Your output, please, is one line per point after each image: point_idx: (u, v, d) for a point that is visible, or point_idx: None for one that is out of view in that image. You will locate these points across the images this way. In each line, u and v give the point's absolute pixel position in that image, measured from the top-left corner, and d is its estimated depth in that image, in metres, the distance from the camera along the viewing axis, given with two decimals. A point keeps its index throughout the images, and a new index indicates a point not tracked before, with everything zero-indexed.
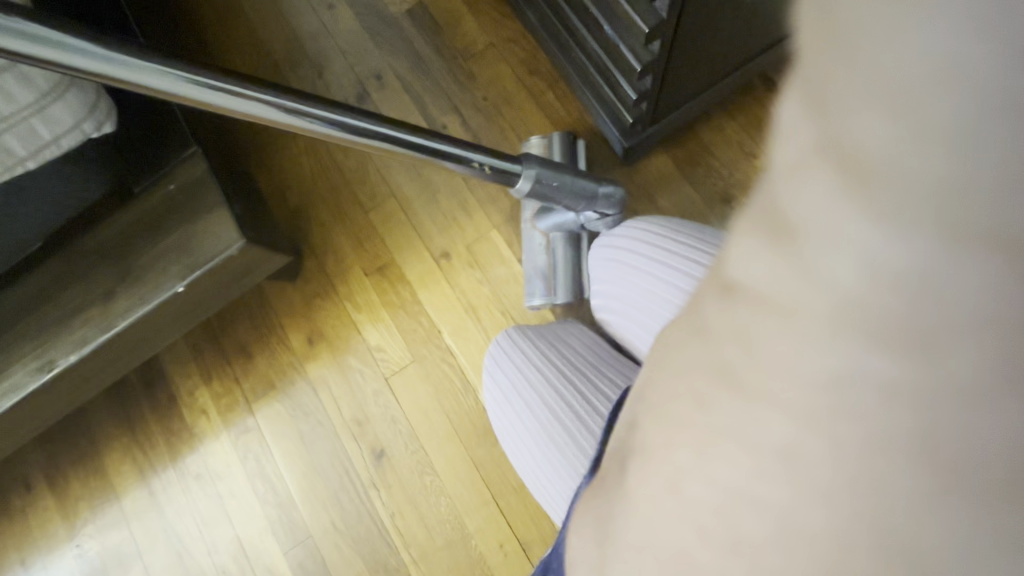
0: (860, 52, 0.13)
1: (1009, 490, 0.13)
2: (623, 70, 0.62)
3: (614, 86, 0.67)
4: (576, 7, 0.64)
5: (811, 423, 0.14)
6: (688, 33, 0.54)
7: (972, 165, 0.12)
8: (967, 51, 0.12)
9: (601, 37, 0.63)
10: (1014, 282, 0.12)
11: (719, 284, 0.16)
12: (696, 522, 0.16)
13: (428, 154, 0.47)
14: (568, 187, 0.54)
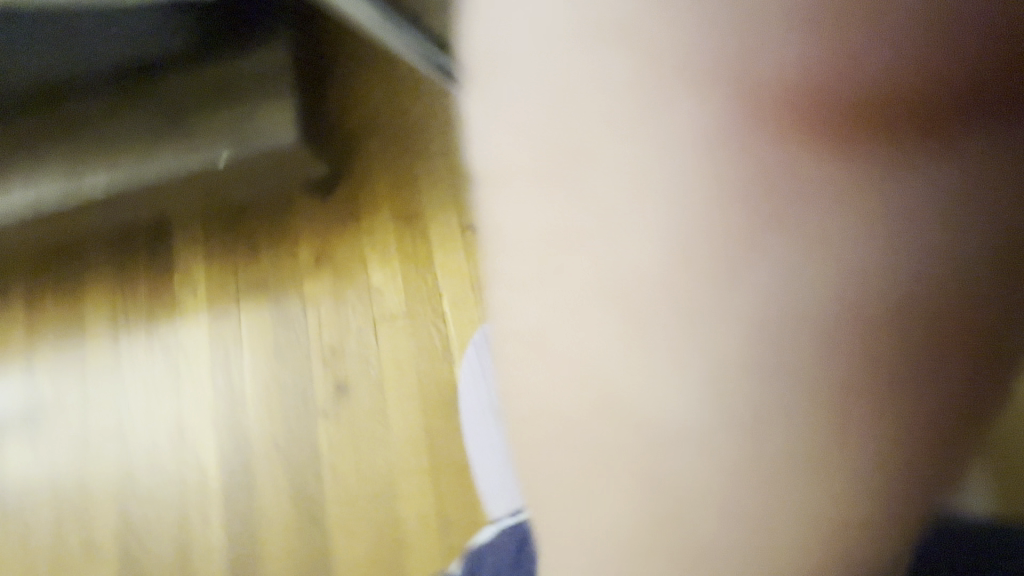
0: (661, 79, 0.22)
1: (740, 375, 0.20)
2: None
3: None
4: None
5: (614, 312, 0.21)
6: None
7: (729, 159, 0.21)
8: (728, 89, 0.22)
9: None
10: (746, 238, 0.21)
11: (560, 215, 0.23)
12: (544, 399, 0.23)
13: None
14: None
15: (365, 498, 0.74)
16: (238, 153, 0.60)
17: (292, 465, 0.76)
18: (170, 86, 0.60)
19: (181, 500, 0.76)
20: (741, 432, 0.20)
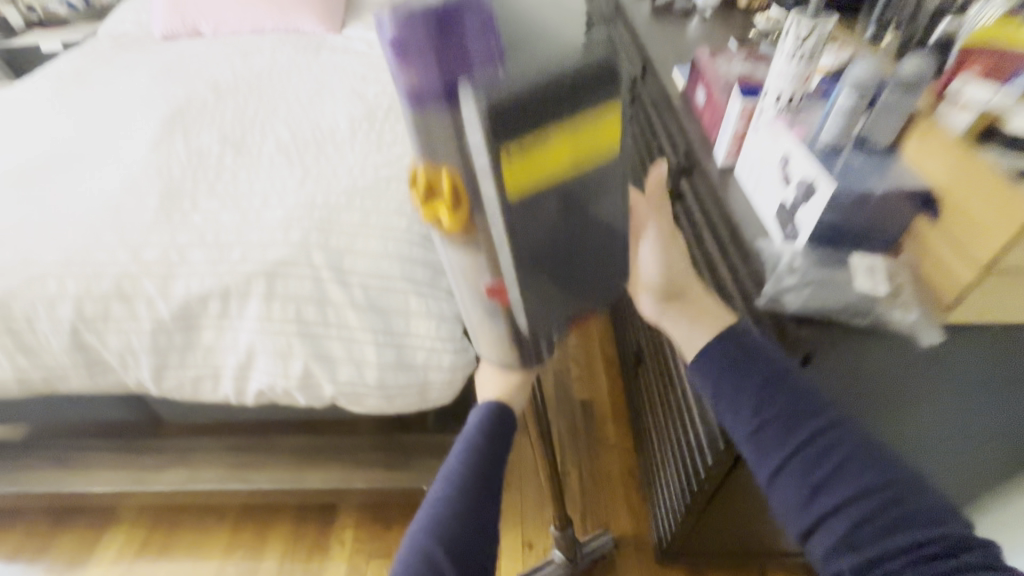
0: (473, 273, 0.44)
1: (276, 313, 0.90)
2: (664, 511, 1.11)
3: (657, 514, 1.16)
4: (654, 461, 1.19)
5: (319, 323, 0.91)
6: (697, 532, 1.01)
7: (309, 303, 0.91)
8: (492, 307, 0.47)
9: (660, 485, 1.15)
10: (312, 312, 0.91)
11: (323, 329, 0.91)
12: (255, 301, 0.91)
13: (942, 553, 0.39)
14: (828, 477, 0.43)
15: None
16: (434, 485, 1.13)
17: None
18: (406, 442, 1.18)
19: None
20: (290, 321, 0.91)
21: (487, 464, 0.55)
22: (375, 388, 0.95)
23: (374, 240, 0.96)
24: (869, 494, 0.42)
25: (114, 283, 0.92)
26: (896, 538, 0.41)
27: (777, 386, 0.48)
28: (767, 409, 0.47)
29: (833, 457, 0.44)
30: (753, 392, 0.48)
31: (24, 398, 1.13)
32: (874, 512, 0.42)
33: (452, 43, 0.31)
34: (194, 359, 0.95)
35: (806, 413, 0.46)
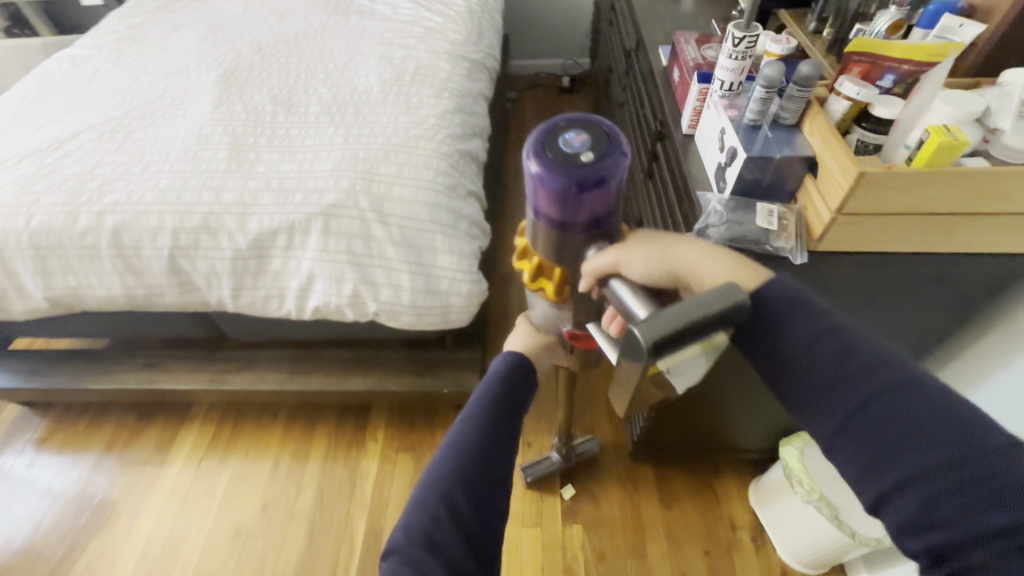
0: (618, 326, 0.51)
1: (331, 245, 1.13)
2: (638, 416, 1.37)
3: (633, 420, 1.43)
4: None
5: (365, 254, 1.14)
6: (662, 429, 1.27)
7: (357, 238, 1.14)
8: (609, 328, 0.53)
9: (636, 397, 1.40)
10: (359, 246, 1.14)
11: (368, 259, 1.14)
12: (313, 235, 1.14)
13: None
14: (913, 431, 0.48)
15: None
16: (453, 390, 1.39)
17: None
18: (428, 358, 1.44)
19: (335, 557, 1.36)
20: (342, 252, 1.14)
21: (502, 422, 0.64)
22: (409, 307, 1.19)
23: (408, 189, 1.17)
24: (935, 448, 0.47)
25: (202, 219, 1.15)
26: (971, 490, 0.45)
27: (834, 340, 0.52)
28: (824, 373, 0.51)
29: (910, 402, 0.49)
30: (812, 334, 0.53)
31: (121, 313, 1.40)
32: (941, 467, 0.46)
33: (582, 199, 0.46)
34: (265, 281, 1.19)
35: (864, 373, 0.50)
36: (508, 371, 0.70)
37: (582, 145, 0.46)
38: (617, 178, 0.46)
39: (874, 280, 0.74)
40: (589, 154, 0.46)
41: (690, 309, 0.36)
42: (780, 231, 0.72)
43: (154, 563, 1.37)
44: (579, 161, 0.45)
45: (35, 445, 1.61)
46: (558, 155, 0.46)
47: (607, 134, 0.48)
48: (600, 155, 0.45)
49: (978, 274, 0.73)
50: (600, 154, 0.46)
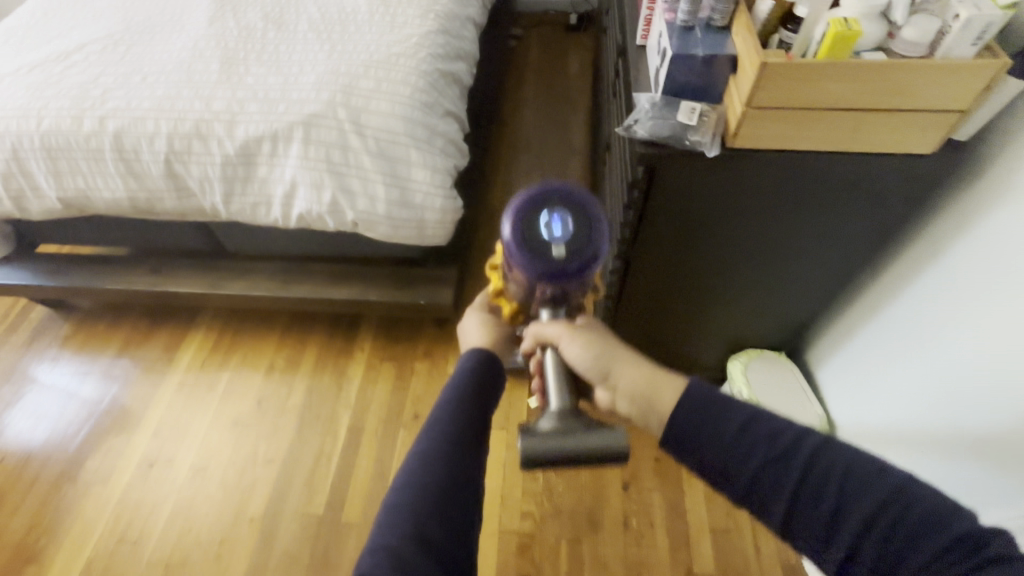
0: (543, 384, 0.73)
1: (310, 154, 1.21)
2: None
3: None
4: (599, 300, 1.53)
5: (342, 163, 1.22)
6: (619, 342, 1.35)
7: (335, 148, 1.21)
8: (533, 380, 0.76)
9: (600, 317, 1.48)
10: (337, 155, 1.22)
11: (345, 168, 1.22)
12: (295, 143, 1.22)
13: (945, 546, 0.52)
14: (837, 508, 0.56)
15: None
16: (430, 301, 1.50)
17: (377, 460, 1.48)
18: (409, 273, 1.55)
19: (319, 448, 1.50)
20: (320, 160, 1.22)
21: (468, 428, 0.65)
22: (385, 217, 1.27)
23: (385, 103, 1.23)
24: (870, 496, 0.55)
25: (193, 127, 1.23)
26: (908, 518, 0.54)
27: (753, 435, 0.59)
28: (761, 468, 0.58)
29: (833, 477, 0.56)
30: (735, 430, 0.60)
31: (129, 220, 1.51)
32: (880, 509, 0.54)
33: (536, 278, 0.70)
34: (253, 189, 1.28)
35: (786, 453, 0.58)
36: (473, 374, 0.72)
37: (559, 236, 0.69)
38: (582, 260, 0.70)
39: (790, 179, 0.80)
40: (557, 248, 0.68)
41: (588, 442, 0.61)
42: (699, 128, 0.77)
43: (162, 444, 1.54)
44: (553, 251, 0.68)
45: (60, 342, 1.78)
46: (540, 236, 0.69)
47: (584, 236, 0.69)
48: (563, 253, 0.68)
49: (888, 178, 0.78)
50: (565, 252, 0.68)
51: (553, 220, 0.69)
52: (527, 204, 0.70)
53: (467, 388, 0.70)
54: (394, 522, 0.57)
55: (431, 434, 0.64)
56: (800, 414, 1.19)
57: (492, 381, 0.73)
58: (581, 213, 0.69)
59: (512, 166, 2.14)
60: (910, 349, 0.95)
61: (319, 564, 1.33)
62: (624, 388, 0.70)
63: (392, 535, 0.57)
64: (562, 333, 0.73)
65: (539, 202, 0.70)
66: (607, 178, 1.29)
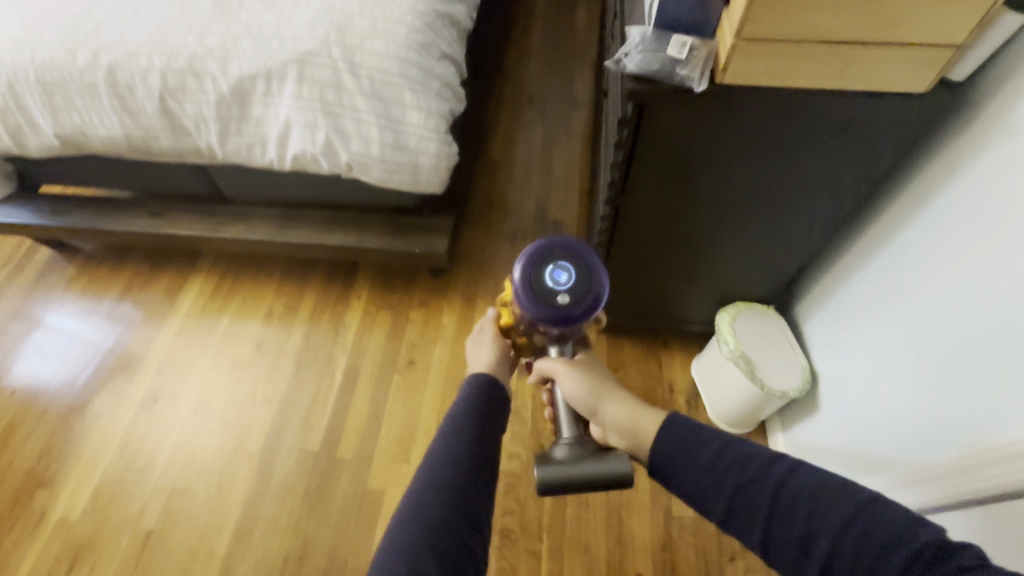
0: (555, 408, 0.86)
1: (304, 93, 1.21)
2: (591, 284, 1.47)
3: None
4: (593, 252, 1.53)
5: (336, 105, 1.22)
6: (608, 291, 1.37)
7: (329, 88, 1.20)
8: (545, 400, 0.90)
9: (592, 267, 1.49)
10: (331, 95, 1.21)
11: (339, 109, 1.22)
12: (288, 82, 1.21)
13: (914, 557, 0.53)
14: (809, 525, 0.58)
15: (398, 428, 1.48)
16: (425, 251, 1.51)
17: (371, 402, 1.52)
18: (405, 222, 1.56)
19: (315, 390, 1.55)
20: (314, 100, 1.21)
21: (475, 441, 0.72)
22: (379, 161, 1.28)
23: (380, 42, 1.20)
24: (835, 517, 0.57)
25: (186, 62, 1.22)
26: (873, 539, 0.55)
27: (726, 461, 0.65)
28: (732, 492, 0.63)
29: (800, 496, 0.60)
30: (708, 459, 0.66)
31: (127, 160, 1.52)
32: (844, 529, 0.57)
33: (543, 320, 0.74)
34: (248, 129, 1.28)
35: (755, 477, 0.63)
36: (478, 392, 0.79)
37: (562, 288, 0.72)
38: (587, 302, 0.73)
39: (780, 119, 0.79)
40: (563, 296, 0.72)
41: (594, 467, 0.71)
42: (689, 64, 0.76)
43: (164, 382, 1.60)
44: (557, 301, 0.72)
45: (65, 282, 1.82)
46: (545, 290, 0.72)
47: (589, 286, 0.72)
48: (568, 301, 0.72)
49: (878, 120, 0.77)
50: (570, 300, 0.72)
51: (559, 270, 0.73)
52: (534, 257, 0.74)
53: (473, 405, 0.76)
54: (394, 549, 0.61)
55: (441, 446, 0.71)
56: (783, 364, 1.20)
57: (496, 401, 0.80)
58: (585, 265, 0.73)
59: (513, 120, 2.10)
60: (891, 297, 0.97)
61: (313, 496, 1.39)
62: (612, 424, 0.79)
63: (390, 563, 0.60)
64: (560, 371, 0.83)
65: (546, 255, 0.74)
66: (604, 125, 1.27)
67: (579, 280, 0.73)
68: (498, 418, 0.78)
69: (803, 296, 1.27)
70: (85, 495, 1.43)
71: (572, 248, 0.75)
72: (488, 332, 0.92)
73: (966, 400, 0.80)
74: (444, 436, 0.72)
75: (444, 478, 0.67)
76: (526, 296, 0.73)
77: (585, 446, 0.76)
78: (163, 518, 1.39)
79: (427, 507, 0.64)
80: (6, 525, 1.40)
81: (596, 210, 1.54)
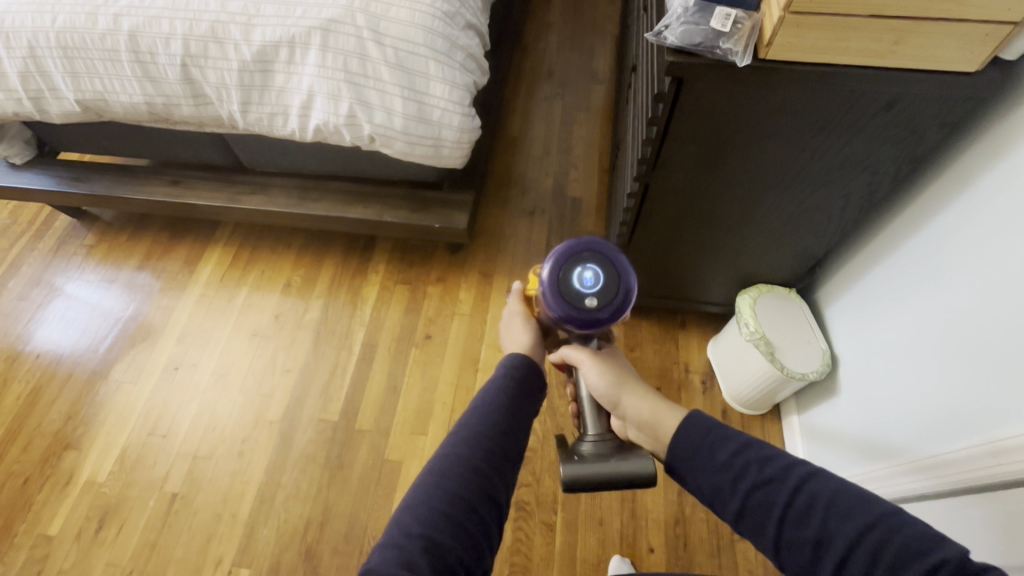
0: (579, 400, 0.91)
1: (328, 63, 1.19)
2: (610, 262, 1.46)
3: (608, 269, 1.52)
4: (613, 230, 1.52)
5: (360, 75, 1.20)
6: None
7: (354, 59, 1.19)
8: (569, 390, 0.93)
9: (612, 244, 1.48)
10: (355, 65, 1.19)
11: (364, 79, 1.20)
12: (312, 51, 1.19)
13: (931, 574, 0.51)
14: (822, 530, 0.58)
15: (415, 401, 1.50)
16: (446, 225, 1.51)
17: (389, 375, 1.54)
18: (425, 197, 1.55)
19: (334, 362, 1.57)
20: (338, 70, 1.19)
21: (506, 427, 0.72)
22: (402, 134, 1.26)
23: (405, 10, 1.18)
24: (851, 523, 0.56)
25: (209, 28, 1.19)
26: (888, 550, 0.54)
27: (744, 460, 0.65)
28: (747, 490, 0.63)
29: (816, 501, 0.59)
30: (726, 455, 0.66)
31: (147, 127, 1.51)
32: (860, 536, 0.56)
33: (567, 322, 0.74)
34: (270, 98, 1.26)
35: (774, 477, 0.62)
36: (512, 375, 0.79)
37: (591, 291, 0.72)
38: (616, 306, 0.72)
39: (821, 96, 0.77)
40: (591, 299, 0.72)
41: (619, 468, 0.77)
42: (732, 37, 0.74)
43: (185, 350, 1.62)
44: (585, 304, 0.72)
45: (85, 250, 1.83)
46: (573, 294, 0.72)
47: (616, 290, 0.72)
48: (595, 304, 0.72)
49: (925, 97, 0.75)
50: (597, 304, 0.72)
51: (588, 273, 0.72)
52: (563, 258, 0.73)
53: (506, 390, 0.76)
54: (418, 514, 0.61)
55: (473, 423, 0.71)
56: (803, 347, 1.20)
57: (527, 387, 0.79)
58: (614, 268, 0.72)
59: (532, 94, 2.07)
60: (920, 285, 0.96)
61: (333, 464, 1.43)
62: (632, 417, 0.80)
63: (411, 527, 0.60)
64: (586, 360, 0.85)
65: (575, 257, 0.73)
66: (631, 100, 1.25)
67: (608, 285, 0.72)
68: (528, 409, 0.78)
69: (829, 278, 1.26)
70: (112, 458, 1.47)
71: (601, 250, 0.74)
72: (517, 315, 0.92)
73: (987, 389, 0.80)
74: (474, 417, 0.72)
75: (473, 458, 0.66)
76: (554, 299, 0.73)
77: (608, 443, 0.83)
78: (188, 482, 1.42)
79: (453, 481, 0.64)
80: (36, 484, 1.44)
81: (617, 187, 1.52)
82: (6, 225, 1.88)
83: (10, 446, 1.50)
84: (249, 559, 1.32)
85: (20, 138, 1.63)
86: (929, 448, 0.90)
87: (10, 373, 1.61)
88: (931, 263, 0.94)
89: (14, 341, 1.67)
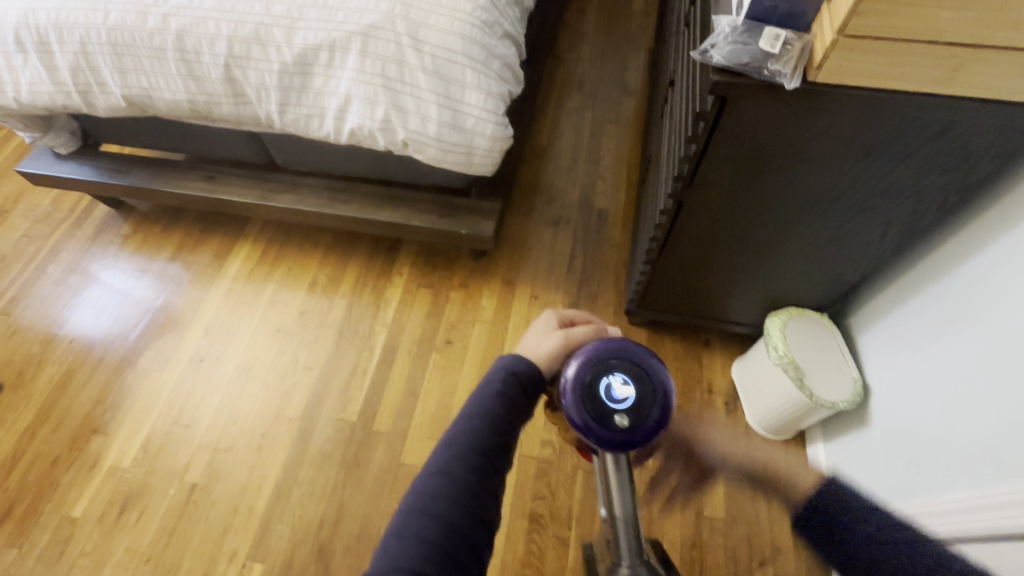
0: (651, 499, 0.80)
1: (365, 69, 1.21)
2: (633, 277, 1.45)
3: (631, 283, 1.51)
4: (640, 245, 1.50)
5: (395, 82, 1.21)
6: (655, 296, 1.33)
7: (390, 66, 1.20)
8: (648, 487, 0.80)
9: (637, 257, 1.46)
10: (392, 71, 1.20)
11: (399, 85, 1.21)
12: (351, 55, 1.21)
13: None
14: None
15: (433, 405, 1.51)
16: (472, 232, 1.51)
17: (409, 378, 1.55)
18: (454, 203, 1.56)
19: (354, 362, 1.58)
20: (375, 76, 1.21)
21: (498, 435, 0.67)
22: (434, 141, 1.27)
23: (444, 18, 1.18)
24: None
25: (252, 30, 1.22)
26: None
27: None
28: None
29: None
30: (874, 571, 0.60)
31: (187, 123, 1.55)
32: None
33: (590, 439, 0.62)
34: (308, 100, 1.28)
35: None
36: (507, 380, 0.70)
37: (622, 405, 0.61)
38: (651, 423, 0.61)
39: (869, 120, 0.75)
40: (620, 417, 0.61)
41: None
42: (780, 59, 0.73)
43: (211, 342, 1.65)
44: (615, 422, 0.61)
45: (120, 240, 1.88)
46: (599, 408, 0.61)
47: (651, 405, 0.62)
48: (626, 423, 0.60)
49: (981, 125, 0.73)
50: (629, 424, 0.61)
51: (618, 381, 0.62)
52: (590, 362, 0.63)
53: (498, 393, 0.69)
54: (410, 537, 0.59)
55: (464, 435, 0.66)
56: (834, 378, 1.17)
57: (523, 388, 0.71)
58: (651, 380, 0.62)
59: (562, 104, 2.07)
60: (953, 323, 0.94)
61: (349, 465, 1.43)
62: None
63: (403, 549, 0.59)
64: None
65: (603, 364, 0.63)
66: (666, 114, 1.24)
67: (643, 400, 0.62)
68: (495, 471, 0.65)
69: (864, 304, 1.22)
70: (136, 445, 1.50)
71: (632, 355, 0.64)
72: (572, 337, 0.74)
73: (1020, 435, 0.77)
74: (436, 485, 0.63)
75: (453, 512, 0.61)
76: (575, 408, 0.62)
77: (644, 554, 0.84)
78: (207, 473, 1.45)
79: (443, 503, 0.61)
80: (64, 466, 1.48)
81: (646, 202, 1.51)
82: (48, 212, 1.95)
83: (41, 426, 1.54)
84: (263, 554, 1.34)
85: (66, 129, 1.68)
86: (960, 492, 0.86)
87: (44, 355, 1.66)
88: (974, 300, 0.90)
89: (50, 325, 1.72)
